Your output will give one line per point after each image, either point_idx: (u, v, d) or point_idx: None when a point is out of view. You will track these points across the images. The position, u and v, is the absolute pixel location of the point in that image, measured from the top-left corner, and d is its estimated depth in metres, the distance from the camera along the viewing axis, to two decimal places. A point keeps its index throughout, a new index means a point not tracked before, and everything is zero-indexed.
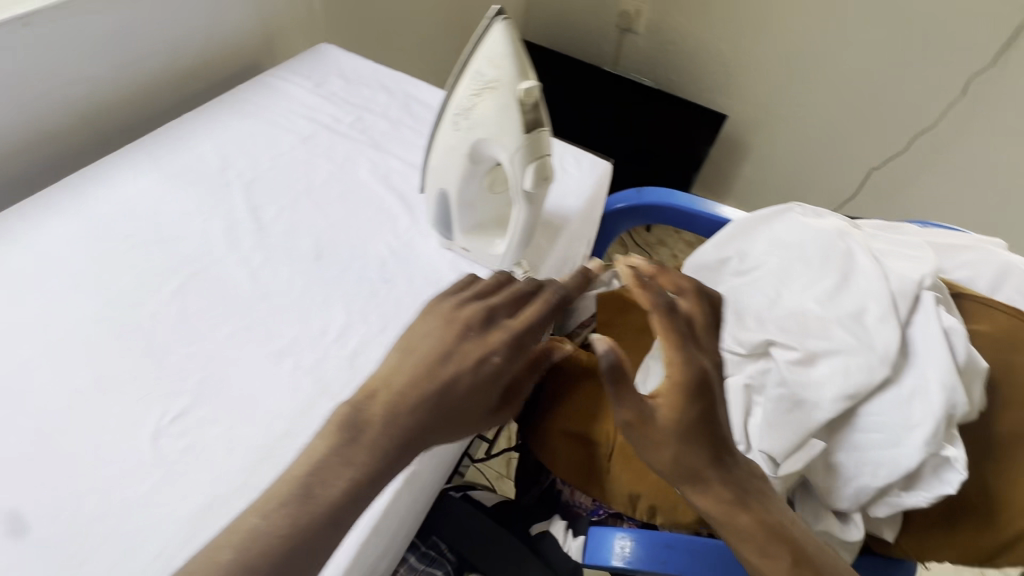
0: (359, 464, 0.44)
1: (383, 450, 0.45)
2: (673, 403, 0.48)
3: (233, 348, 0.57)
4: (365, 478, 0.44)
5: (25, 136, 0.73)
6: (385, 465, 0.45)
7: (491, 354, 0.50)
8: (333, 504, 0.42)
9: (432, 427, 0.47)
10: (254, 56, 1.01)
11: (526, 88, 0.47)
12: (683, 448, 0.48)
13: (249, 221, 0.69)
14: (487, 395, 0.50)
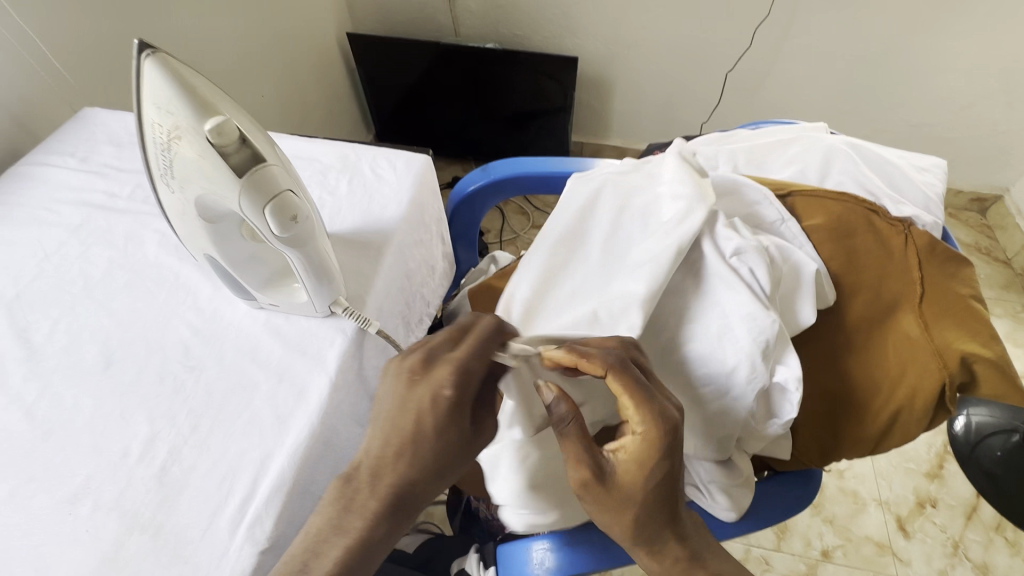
0: (356, 533, 0.45)
1: (377, 514, 0.46)
2: (636, 465, 0.45)
3: (13, 510, 0.48)
4: (364, 546, 0.45)
5: None
6: (381, 524, 0.46)
7: (441, 387, 0.47)
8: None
9: (409, 484, 0.47)
10: (12, 143, 0.86)
11: (212, 126, 0.40)
12: (642, 512, 0.46)
13: (17, 348, 0.59)
14: (458, 422, 0.48)
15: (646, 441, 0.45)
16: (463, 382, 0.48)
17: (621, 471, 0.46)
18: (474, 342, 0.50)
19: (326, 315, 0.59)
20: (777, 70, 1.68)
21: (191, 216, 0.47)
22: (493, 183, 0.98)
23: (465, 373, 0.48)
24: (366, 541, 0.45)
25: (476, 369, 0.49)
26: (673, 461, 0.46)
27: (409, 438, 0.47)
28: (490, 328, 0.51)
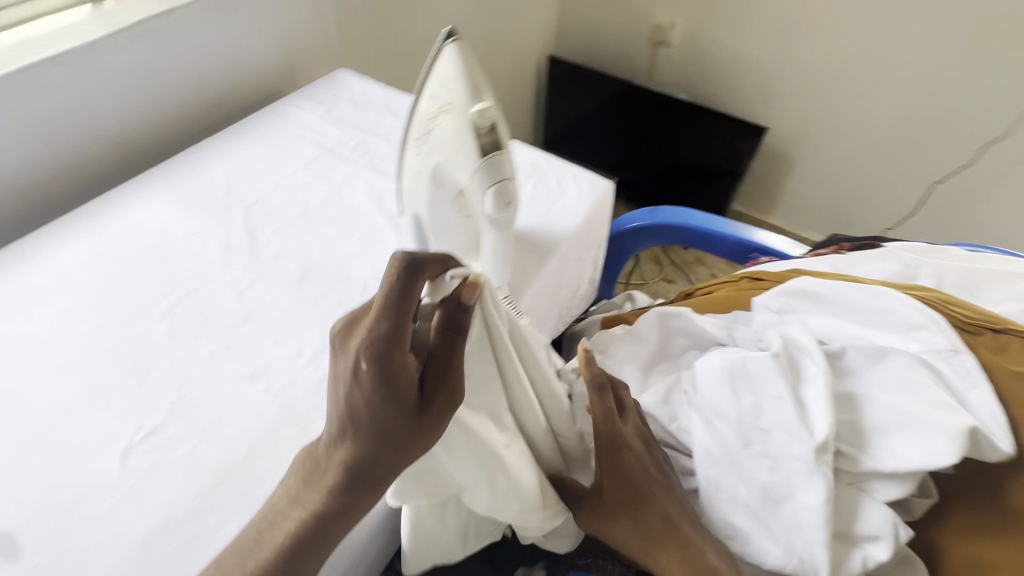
0: (315, 512, 0.43)
1: (334, 488, 0.43)
2: (617, 482, 0.51)
3: (209, 368, 0.58)
4: (327, 519, 0.43)
5: (66, 167, 0.80)
6: (342, 497, 0.44)
7: (364, 356, 0.41)
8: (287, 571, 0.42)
9: (363, 457, 0.43)
10: (278, 84, 1.05)
11: (477, 110, 0.46)
12: (626, 525, 0.51)
13: (244, 243, 0.72)
14: (397, 396, 0.42)
15: (620, 475, 0.50)
16: (393, 354, 0.42)
17: (609, 495, 0.51)
18: (390, 297, 0.42)
19: None
20: (997, 196, 1.49)
21: (421, 179, 0.54)
22: (657, 226, 0.98)
23: (383, 345, 0.41)
24: (321, 518, 0.43)
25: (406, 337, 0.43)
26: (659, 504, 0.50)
27: (344, 416, 0.43)
28: (403, 267, 0.42)
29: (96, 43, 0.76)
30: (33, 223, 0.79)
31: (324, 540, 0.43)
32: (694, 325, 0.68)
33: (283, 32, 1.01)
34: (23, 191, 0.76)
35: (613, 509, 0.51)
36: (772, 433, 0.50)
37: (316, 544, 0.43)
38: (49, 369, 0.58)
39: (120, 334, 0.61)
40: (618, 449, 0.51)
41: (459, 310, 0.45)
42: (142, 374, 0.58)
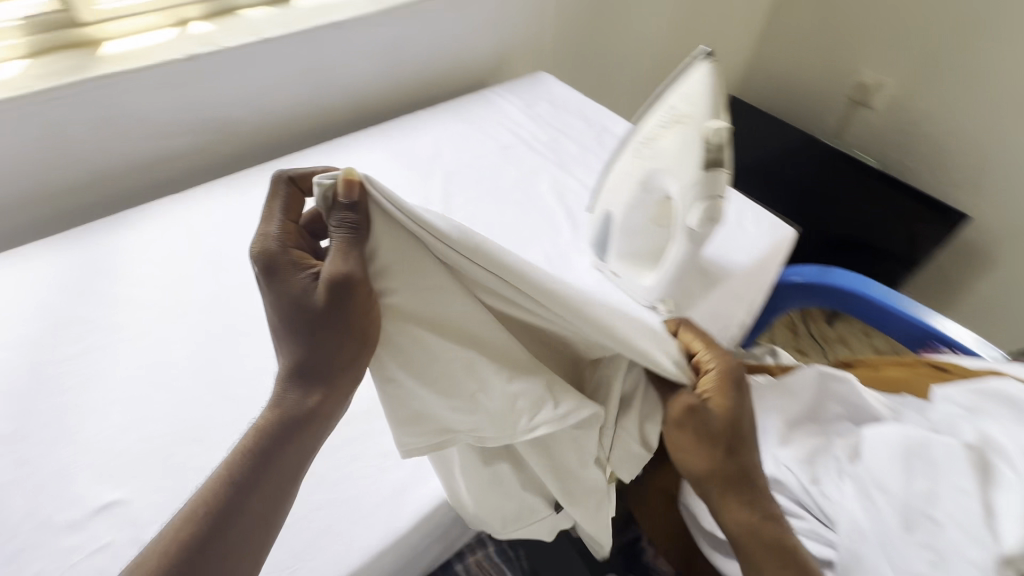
0: (265, 425, 0.45)
1: (278, 399, 0.46)
2: (740, 414, 0.47)
3: None
4: (275, 434, 0.45)
5: (314, 111, 0.96)
6: (285, 411, 0.46)
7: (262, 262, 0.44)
8: (240, 485, 0.43)
9: (298, 364, 0.46)
10: (485, 75, 1.17)
11: (713, 126, 0.49)
12: (731, 461, 0.47)
13: (439, 203, 0.81)
14: (296, 296, 0.43)
15: (735, 420, 0.46)
16: (284, 262, 0.44)
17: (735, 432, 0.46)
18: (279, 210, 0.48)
19: (646, 307, 0.63)
20: None
21: (630, 179, 0.59)
22: (822, 285, 0.93)
23: (271, 251, 0.44)
24: (268, 429, 0.45)
25: (284, 243, 0.45)
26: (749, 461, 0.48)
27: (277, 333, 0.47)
28: (279, 185, 0.49)
29: (368, 19, 0.90)
30: (280, 152, 0.96)
31: (275, 455, 0.45)
32: (861, 397, 0.63)
33: (503, 31, 1.12)
34: (281, 122, 0.93)
35: (721, 442, 0.46)
36: (944, 526, 0.47)
37: (264, 458, 0.44)
38: None
39: None
40: (738, 392, 0.46)
41: (336, 212, 0.40)
42: None
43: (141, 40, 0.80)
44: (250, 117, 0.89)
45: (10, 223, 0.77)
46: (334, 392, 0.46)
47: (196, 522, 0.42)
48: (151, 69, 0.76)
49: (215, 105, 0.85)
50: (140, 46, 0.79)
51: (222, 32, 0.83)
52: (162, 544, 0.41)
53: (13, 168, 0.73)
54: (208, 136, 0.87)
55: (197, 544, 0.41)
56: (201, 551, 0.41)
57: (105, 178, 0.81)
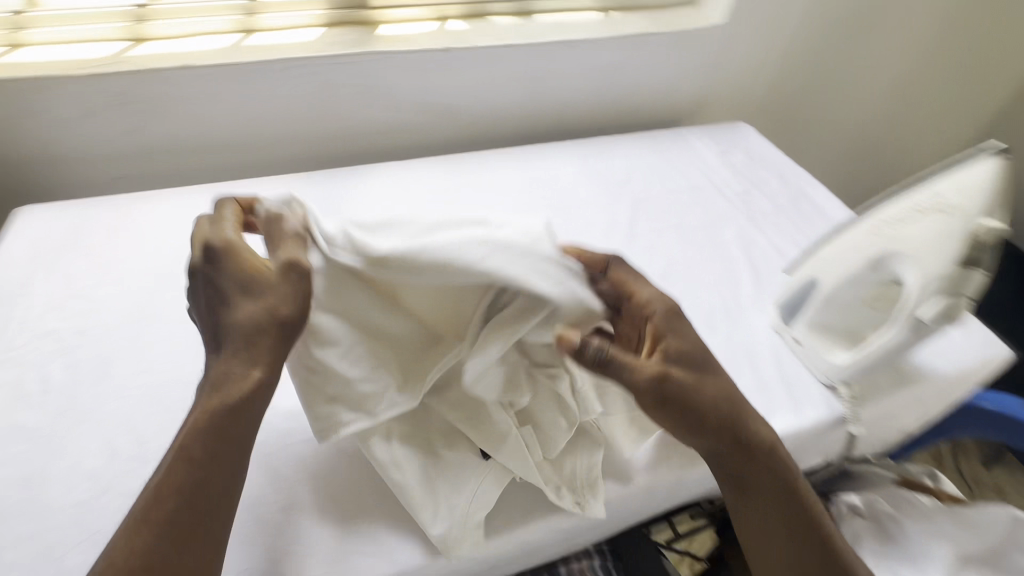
0: (212, 408, 0.43)
1: (210, 390, 0.44)
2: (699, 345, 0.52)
3: None
4: (222, 417, 0.43)
5: (522, 115, 1.03)
6: (231, 383, 0.44)
7: (204, 247, 0.47)
8: (189, 476, 0.42)
9: (227, 348, 0.45)
10: (681, 114, 1.18)
11: (983, 226, 0.52)
12: (710, 404, 0.50)
13: (625, 227, 0.84)
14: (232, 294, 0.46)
15: (694, 350, 0.52)
16: (219, 246, 0.46)
17: (693, 362, 0.51)
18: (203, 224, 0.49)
19: (824, 384, 0.64)
20: None
21: (859, 254, 0.59)
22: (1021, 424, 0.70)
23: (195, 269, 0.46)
24: (205, 418, 0.43)
25: (220, 227, 0.48)
26: (728, 394, 0.52)
27: (215, 318, 0.46)
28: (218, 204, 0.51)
29: (594, 41, 0.98)
30: (484, 146, 1.05)
31: (225, 433, 0.43)
32: None
33: (711, 77, 1.13)
34: (491, 119, 1.02)
35: (676, 381, 0.49)
36: None
37: (213, 441, 0.43)
38: None
39: None
40: (682, 323, 0.53)
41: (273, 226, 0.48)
42: None
43: (409, 26, 0.93)
44: (470, 109, 0.98)
45: (271, 156, 0.92)
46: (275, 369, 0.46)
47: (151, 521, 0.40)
48: (414, 53, 0.88)
49: (448, 93, 0.95)
50: (408, 32, 0.92)
51: (474, 31, 0.94)
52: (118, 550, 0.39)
53: (286, 110, 0.88)
54: (433, 117, 0.97)
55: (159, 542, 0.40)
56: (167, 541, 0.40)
57: (346, 136, 0.94)
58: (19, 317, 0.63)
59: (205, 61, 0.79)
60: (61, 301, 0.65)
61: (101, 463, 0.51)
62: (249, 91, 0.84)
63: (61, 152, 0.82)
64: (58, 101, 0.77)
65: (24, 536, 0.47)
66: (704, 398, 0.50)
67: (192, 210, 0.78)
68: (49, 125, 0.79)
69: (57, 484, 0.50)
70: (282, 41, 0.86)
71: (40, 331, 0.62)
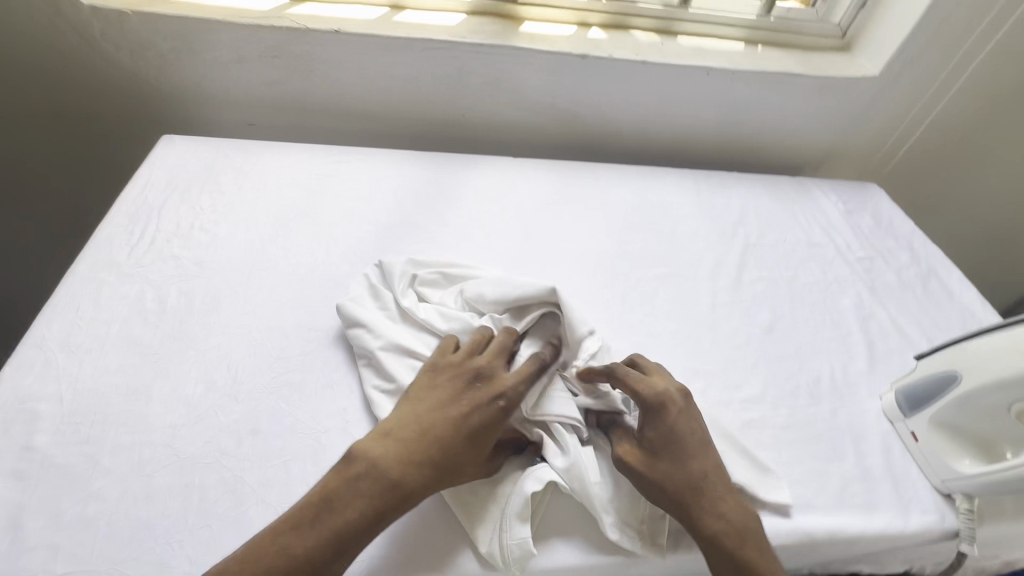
0: (365, 516, 0.43)
1: (404, 478, 0.45)
2: (673, 429, 0.50)
3: (669, 342, 0.68)
4: (377, 518, 0.44)
5: (640, 134, 1.00)
6: (398, 495, 0.44)
7: (497, 397, 0.49)
8: (318, 556, 0.41)
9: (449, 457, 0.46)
10: (804, 163, 1.11)
11: None
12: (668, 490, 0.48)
13: (732, 269, 0.79)
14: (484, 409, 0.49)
15: (666, 441, 0.50)
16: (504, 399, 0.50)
17: (661, 448, 0.49)
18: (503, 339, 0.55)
19: (938, 491, 0.58)
20: None
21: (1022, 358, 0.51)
22: None
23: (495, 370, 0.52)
24: (393, 503, 0.44)
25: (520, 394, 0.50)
26: (694, 480, 0.49)
27: (428, 426, 0.47)
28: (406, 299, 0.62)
29: (734, 72, 0.93)
30: (593, 158, 1.03)
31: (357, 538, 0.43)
32: None
33: (847, 131, 1.06)
34: (609, 132, 0.99)
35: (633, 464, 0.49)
36: None
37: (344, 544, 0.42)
38: (576, 258, 0.76)
39: (625, 270, 0.76)
40: (661, 417, 0.50)
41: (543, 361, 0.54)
42: (626, 308, 0.71)
43: (549, 27, 0.92)
44: (590, 119, 0.97)
45: (390, 129, 0.95)
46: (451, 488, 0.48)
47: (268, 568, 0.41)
48: (550, 54, 0.87)
49: (572, 100, 0.94)
50: (548, 32, 0.91)
51: (613, 43, 0.92)
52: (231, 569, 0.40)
53: (416, 90, 0.89)
54: (552, 121, 0.96)
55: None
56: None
57: (464, 124, 0.95)
58: (149, 237, 0.67)
59: (354, 29, 0.82)
60: (186, 229, 0.69)
61: (197, 392, 0.53)
62: (386, 65, 0.86)
63: (206, 92, 0.88)
64: (217, 44, 0.82)
65: (121, 445, 0.49)
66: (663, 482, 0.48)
67: (313, 168, 0.81)
68: (204, 65, 0.84)
69: (156, 402, 0.52)
70: (427, 22, 0.87)
71: (163, 254, 0.66)
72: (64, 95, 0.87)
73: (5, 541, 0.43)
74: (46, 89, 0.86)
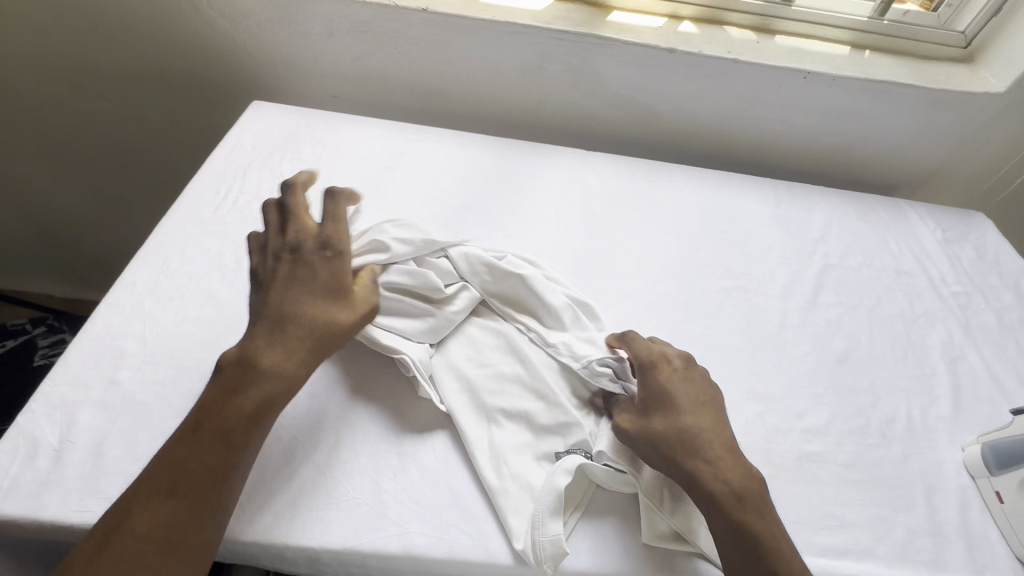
0: (261, 390, 0.45)
1: (280, 360, 0.46)
2: (670, 379, 0.52)
3: (730, 357, 0.65)
4: (259, 408, 0.44)
5: (720, 137, 0.95)
6: (277, 380, 0.46)
7: (319, 248, 0.51)
8: (214, 459, 0.42)
9: (304, 327, 0.48)
10: (900, 182, 1.02)
11: None
12: (665, 441, 0.48)
13: (807, 289, 0.74)
14: (311, 269, 0.50)
15: (658, 394, 0.51)
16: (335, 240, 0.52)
17: (656, 398, 0.51)
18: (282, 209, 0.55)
19: (1020, 560, 0.52)
20: None
21: None
22: None
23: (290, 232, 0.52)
24: (277, 385, 0.45)
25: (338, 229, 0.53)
26: (685, 430, 0.49)
27: (281, 312, 0.47)
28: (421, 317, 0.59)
29: (833, 77, 0.86)
30: (668, 158, 0.99)
31: (256, 416, 0.44)
32: None
33: (957, 150, 0.96)
34: (686, 132, 0.95)
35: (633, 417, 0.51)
36: None
37: (242, 426, 0.44)
38: (640, 260, 0.74)
39: (691, 279, 0.73)
40: (658, 370, 0.53)
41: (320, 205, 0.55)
42: (688, 317, 0.68)
43: (638, 18, 0.89)
44: (669, 117, 0.93)
45: (465, 112, 0.95)
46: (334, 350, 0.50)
47: (169, 489, 0.41)
48: (635, 46, 0.84)
49: (652, 95, 0.90)
50: (636, 23, 0.88)
51: (704, 38, 0.87)
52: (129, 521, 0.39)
53: (494, 73, 0.89)
54: (629, 116, 0.93)
55: (193, 510, 0.41)
56: (188, 507, 0.41)
57: (538, 112, 0.94)
58: (233, 197, 0.71)
59: (441, 9, 0.82)
60: (265, 193, 0.72)
61: None
62: (468, 47, 0.86)
63: (296, 62, 0.91)
64: (310, 16, 0.84)
65: (191, 390, 0.52)
66: (659, 435, 0.49)
67: (388, 144, 0.82)
68: (297, 36, 0.87)
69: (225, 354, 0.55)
70: (513, 5, 0.86)
71: (244, 214, 0.69)
72: (170, 58, 0.93)
73: (88, 464, 0.47)
74: (154, 49, 0.92)
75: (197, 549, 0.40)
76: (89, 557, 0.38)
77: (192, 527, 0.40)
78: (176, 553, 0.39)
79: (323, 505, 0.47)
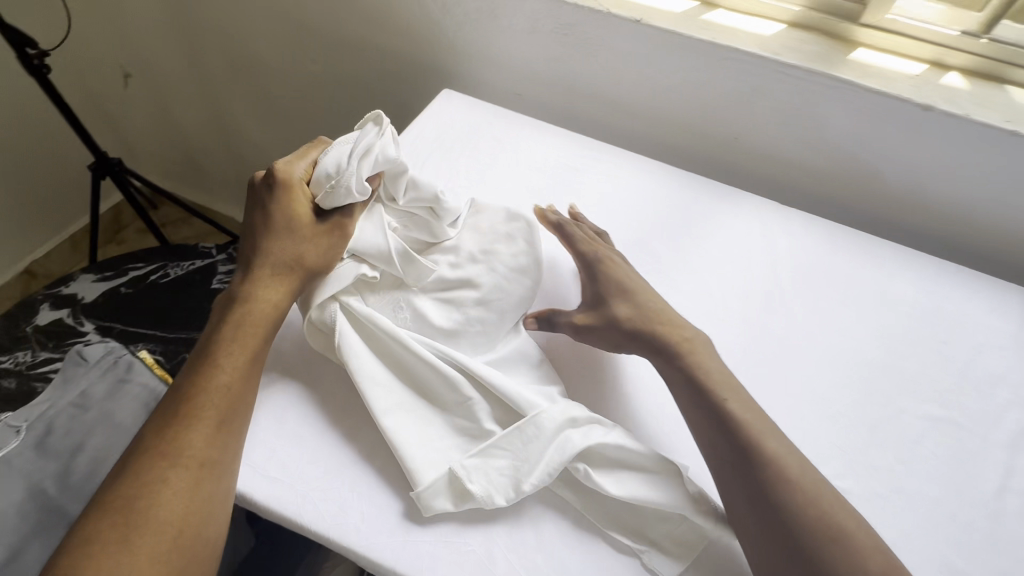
0: (230, 317, 0.52)
1: (248, 288, 0.54)
2: (620, 270, 0.62)
3: (922, 510, 0.52)
4: (244, 330, 0.52)
5: (958, 221, 0.77)
6: (248, 297, 0.53)
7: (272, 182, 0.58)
8: (227, 380, 0.49)
9: (274, 259, 0.55)
10: None
11: None
12: (632, 327, 0.57)
13: None
14: (279, 210, 0.57)
15: (616, 285, 0.60)
16: (283, 178, 0.58)
17: (611, 287, 0.60)
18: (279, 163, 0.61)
19: None
20: None
21: None
22: None
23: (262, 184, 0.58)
24: (245, 311, 0.53)
25: (290, 170, 0.59)
26: (643, 315, 0.57)
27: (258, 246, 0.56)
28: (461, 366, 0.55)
29: None
30: (876, 230, 0.83)
31: (232, 336, 0.51)
32: None
33: None
34: (913, 206, 0.78)
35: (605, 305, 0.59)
36: None
37: (222, 347, 0.50)
38: (824, 353, 0.63)
39: (887, 393, 0.60)
40: (608, 262, 0.62)
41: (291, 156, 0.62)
42: (875, 442, 0.56)
43: (890, 60, 0.74)
44: (896, 183, 0.77)
45: (648, 134, 0.88)
46: (298, 276, 0.55)
47: (186, 411, 0.47)
48: (879, 95, 0.70)
49: (882, 155, 0.75)
50: (886, 65, 0.73)
51: (977, 98, 0.70)
52: (144, 436, 0.46)
53: (695, 99, 0.80)
54: (842, 173, 0.79)
55: (219, 431, 0.47)
56: (214, 424, 0.47)
57: (731, 148, 0.83)
58: None
59: (656, 22, 0.75)
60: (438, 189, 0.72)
61: None
62: (674, 66, 0.78)
63: (490, 54, 0.90)
64: (517, 12, 0.82)
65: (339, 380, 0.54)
66: (626, 323, 0.57)
67: (565, 158, 0.78)
68: (498, 30, 0.86)
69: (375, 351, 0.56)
70: (737, 26, 0.77)
71: None
72: (377, 33, 0.97)
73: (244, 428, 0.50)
74: (365, 23, 0.96)
75: (205, 462, 0.45)
76: (132, 474, 0.44)
77: (213, 445, 0.46)
78: (207, 465, 0.45)
79: (445, 557, 0.47)
